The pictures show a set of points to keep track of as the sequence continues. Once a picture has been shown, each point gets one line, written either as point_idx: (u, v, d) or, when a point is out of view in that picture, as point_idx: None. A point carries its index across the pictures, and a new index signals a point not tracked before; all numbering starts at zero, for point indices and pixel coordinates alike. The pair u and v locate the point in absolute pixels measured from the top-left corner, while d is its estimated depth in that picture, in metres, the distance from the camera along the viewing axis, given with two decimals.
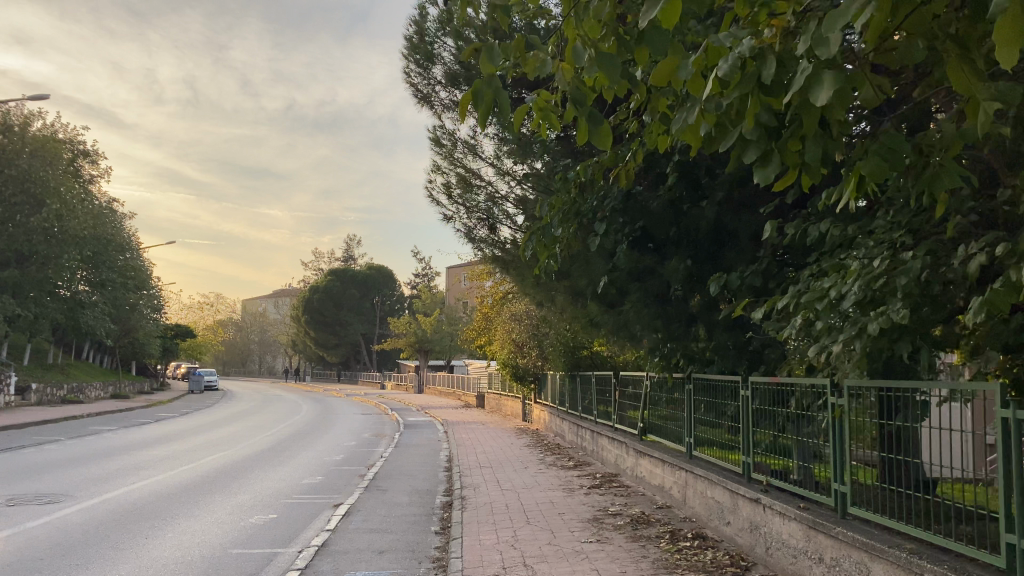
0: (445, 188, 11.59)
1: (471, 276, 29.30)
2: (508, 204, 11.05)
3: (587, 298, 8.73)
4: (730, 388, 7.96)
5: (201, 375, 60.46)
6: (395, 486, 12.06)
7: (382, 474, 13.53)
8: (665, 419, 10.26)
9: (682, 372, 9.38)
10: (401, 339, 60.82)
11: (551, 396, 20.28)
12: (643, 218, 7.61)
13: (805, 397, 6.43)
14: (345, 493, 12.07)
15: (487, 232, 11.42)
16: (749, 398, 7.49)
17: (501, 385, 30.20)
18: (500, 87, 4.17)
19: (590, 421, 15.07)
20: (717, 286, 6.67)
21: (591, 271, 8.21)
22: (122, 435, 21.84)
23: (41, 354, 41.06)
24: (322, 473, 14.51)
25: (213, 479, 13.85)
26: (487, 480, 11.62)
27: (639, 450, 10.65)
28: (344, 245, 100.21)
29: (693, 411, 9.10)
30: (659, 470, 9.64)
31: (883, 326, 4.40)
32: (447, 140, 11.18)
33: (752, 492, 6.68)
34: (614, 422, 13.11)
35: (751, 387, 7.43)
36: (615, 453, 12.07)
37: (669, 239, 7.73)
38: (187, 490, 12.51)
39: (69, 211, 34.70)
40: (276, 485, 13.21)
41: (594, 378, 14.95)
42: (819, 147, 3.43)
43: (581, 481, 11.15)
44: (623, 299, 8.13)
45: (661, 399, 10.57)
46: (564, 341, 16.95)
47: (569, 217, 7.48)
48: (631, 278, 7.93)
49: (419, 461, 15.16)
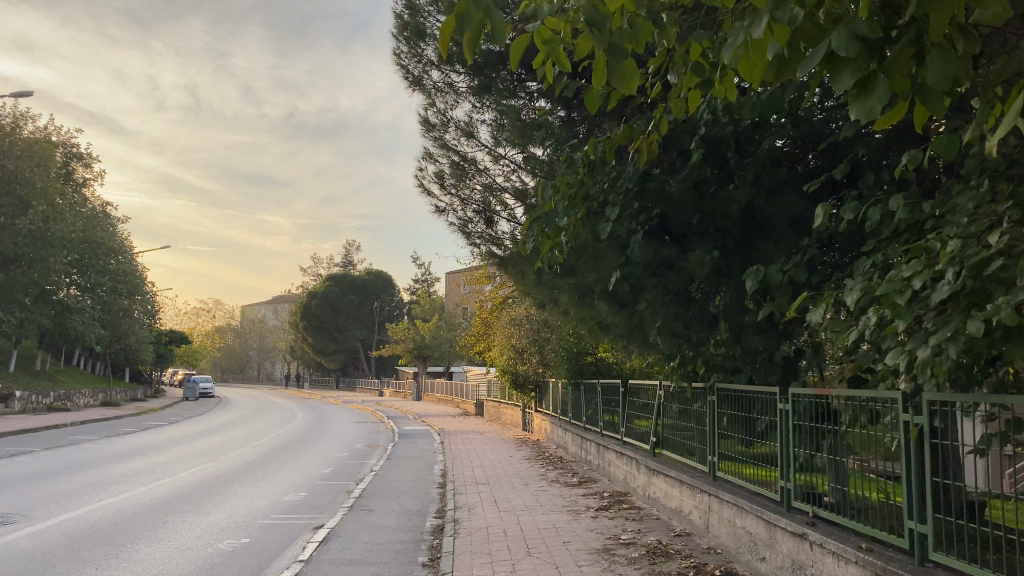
0: (438, 178, 10.61)
1: (470, 281, 28.35)
2: (506, 195, 10.06)
3: (595, 297, 7.68)
4: (765, 401, 6.91)
5: (196, 382, 59.39)
6: (382, 507, 10.99)
7: (371, 491, 12.47)
8: (683, 434, 9.21)
9: (702, 381, 8.34)
10: (400, 345, 59.83)
11: (552, 405, 19.22)
12: (661, 204, 6.56)
13: (861, 413, 5.33)
14: (329, 512, 11.03)
15: (484, 226, 10.54)
16: (787, 412, 6.44)
17: (501, 392, 29.15)
18: (493, 5, 3.12)
19: (595, 433, 14.03)
20: (754, 281, 5.66)
21: (601, 264, 7.18)
22: (102, 446, 20.77)
23: (28, 360, 39.94)
24: (307, 489, 13.45)
25: (188, 495, 12.78)
26: (483, 500, 10.55)
27: (652, 468, 9.58)
28: (345, 251, 99.30)
29: (717, 425, 8.06)
30: (676, 492, 8.56)
31: (1000, 322, 3.35)
32: (438, 122, 10.42)
33: (796, 524, 5.62)
34: (622, 435, 12.05)
35: (792, 400, 6.35)
36: (624, 469, 11.00)
37: (692, 228, 6.69)
38: (157, 509, 11.43)
39: (57, 214, 33.82)
40: (254, 503, 12.13)
41: (599, 386, 13.90)
42: (947, 65, 2.42)
43: (587, 502, 10.07)
44: (638, 296, 7.08)
45: (676, 412, 9.54)
46: (567, 347, 15.90)
47: (576, 200, 6.46)
48: (648, 273, 6.89)
49: (412, 476, 14.07)
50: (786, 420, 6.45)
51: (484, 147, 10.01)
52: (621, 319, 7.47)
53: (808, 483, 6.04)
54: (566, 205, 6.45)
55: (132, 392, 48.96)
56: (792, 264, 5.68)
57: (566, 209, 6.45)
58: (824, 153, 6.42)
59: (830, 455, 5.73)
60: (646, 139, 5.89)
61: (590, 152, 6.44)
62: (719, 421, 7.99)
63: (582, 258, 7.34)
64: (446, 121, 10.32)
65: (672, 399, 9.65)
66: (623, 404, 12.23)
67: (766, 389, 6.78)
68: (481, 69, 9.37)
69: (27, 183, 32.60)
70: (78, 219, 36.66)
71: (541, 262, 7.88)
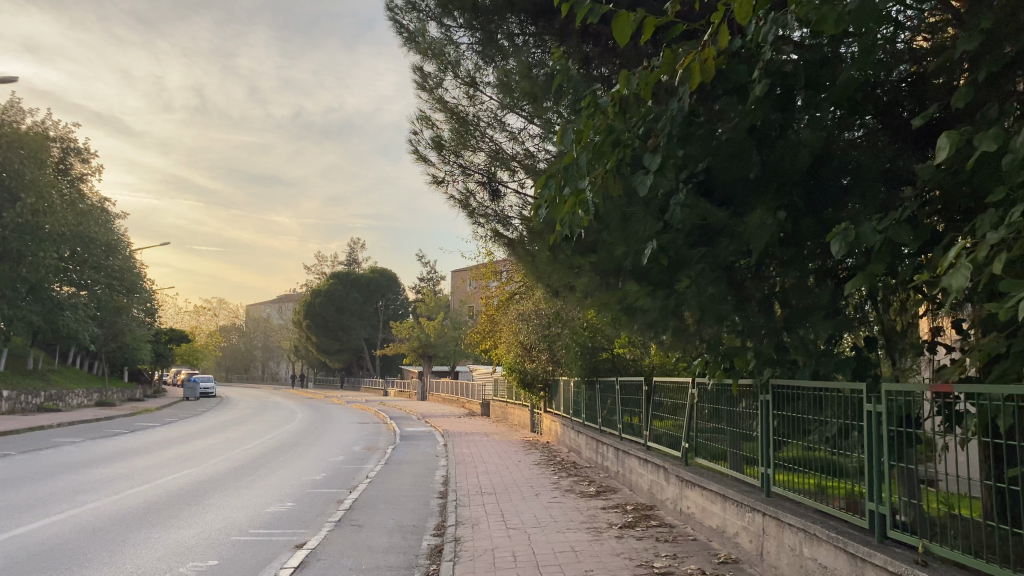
0: (435, 146, 9.30)
1: (477, 276, 27.11)
2: (514, 164, 8.71)
3: (624, 275, 6.38)
4: (845, 400, 5.56)
5: (197, 382, 58.33)
6: (373, 521, 9.70)
7: (363, 502, 11.16)
8: (725, 441, 7.89)
9: (751, 378, 7.03)
10: (404, 344, 58.54)
11: (563, 405, 17.91)
12: (709, 154, 5.26)
13: (996, 420, 4.01)
14: (312, 528, 9.74)
15: (490, 200, 9.30)
16: (877, 416, 5.12)
17: (508, 393, 27.83)
18: None
19: (612, 436, 12.72)
20: (843, 244, 4.33)
21: (633, 234, 5.88)
22: (85, 449, 19.57)
23: (21, 359, 38.84)
24: (293, 499, 12.17)
25: (161, 506, 11.48)
26: (488, 515, 9.23)
27: (684, 476, 8.25)
28: (350, 250, 98.26)
29: (771, 431, 6.76)
30: (717, 509, 7.24)
31: None
32: (436, 82, 9.11)
33: (900, 563, 4.35)
34: (645, 439, 10.73)
35: (886, 400, 4.99)
36: (649, 479, 9.66)
37: (747, 186, 5.38)
38: (121, 524, 10.17)
39: (47, 206, 32.62)
40: (231, 516, 10.85)
41: (617, 384, 12.56)
42: None
43: (608, 518, 8.73)
44: (678, 272, 5.80)
45: (714, 415, 8.22)
46: (580, 341, 14.55)
47: (604, 147, 5.11)
48: (690, 241, 5.62)
49: (410, 484, 12.80)
50: (876, 425, 5.13)
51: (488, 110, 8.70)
52: (654, 302, 6.16)
53: (889, 498, 4.97)
54: (592, 157, 5.10)
55: (130, 392, 47.74)
56: (888, 221, 4.37)
57: (592, 160, 5.12)
58: (908, 93, 5.16)
59: (912, 467, 4.71)
60: (699, 55, 4.58)
61: (620, 87, 5.03)
62: (774, 426, 6.68)
63: (609, 227, 6.05)
64: (443, 80, 9.03)
65: (710, 400, 8.32)
66: (646, 403, 10.88)
67: (850, 386, 5.43)
68: (486, 17, 8.03)
69: (15, 174, 31.49)
70: (70, 213, 35.47)
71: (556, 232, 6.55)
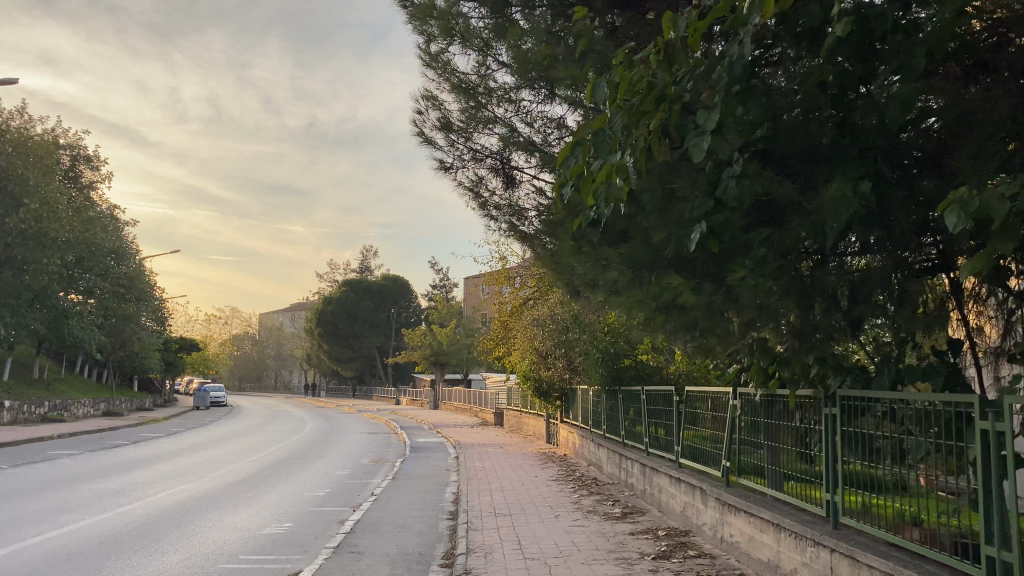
0: (440, 127, 8.35)
1: (489, 281, 26.19)
2: (531, 151, 7.75)
3: (665, 269, 5.41)
4: (949, 415, 4.54)
5: (207, 391, 57.58)
6: (375, 548, 8.73)
7: (367, 525, 10.18)
8: (774, 459, 6.90)
9: (810, 388, 6.03)
10: (416, 352, 57.62)
11: (581, 415, 16.94)
12: (774, 116, 4.32)
13: None
14: (309, 553, 8.78)
15: (502, 188, 8.36)
16: (1000, 437, 4.10)
17: (522, 402, 26.82)
18: None
19: (637, 450, 11.72)
20: (959, 219, 3.33)
21: (675, 217, 4.94)
22: (81, 461, 18.73)
23: (27, 369, 38.15)
24: (293, 519, 11.22)
25: (148, 528, 10.56)
26: (503, 542, 8.26)
27: (726, 499, 7.26)
28: (362, 258, 97.61)
29: (837, 451, 5.73)
30: (769, 539, 6.24)
31: None
32: (440, 61, 8.09)
33: None
34: (675, 455, 9.74)
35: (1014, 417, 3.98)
36: (682, 500, 8.67)
37: (819, 155, 4.44)
38: (99, 549, 9.24)
39: (52, 212, 31.88)
40: (223, 538, 9.94)
41: (642, 394, 11.58)
42: None
43: (639, 546, 7.72)
44: (732, 261, 4.83)
45: (759, 430, 7.23)
46: (599, 347, 13.56)
47: (645, 107, 4.13)
48: (748, 222, 4.66)
49: (418, 502, 11.84)
50: (998, 447, 4.12)
51: (501, 89, 7.69)
52: (700, 297, 5.19)
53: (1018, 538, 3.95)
54: (632, 117, 4.15)
55: (139, 401, 47.00)
56: (1018, 185, 3.38)
57: (629, 122, 4.17)
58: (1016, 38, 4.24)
59: None
60: None
61: (665, 31, 4.09)
62: (841, 445, 5.66)
63: (646, 208, 5.09)
64: (446, 58, 8.00)
65: (754, 412, 7.31)
66: (676, 415, 9.87)
67: (960, 400, 4.41)
68: None
69: (19, 179, 30.80)
70: (77, 219, 34.82)
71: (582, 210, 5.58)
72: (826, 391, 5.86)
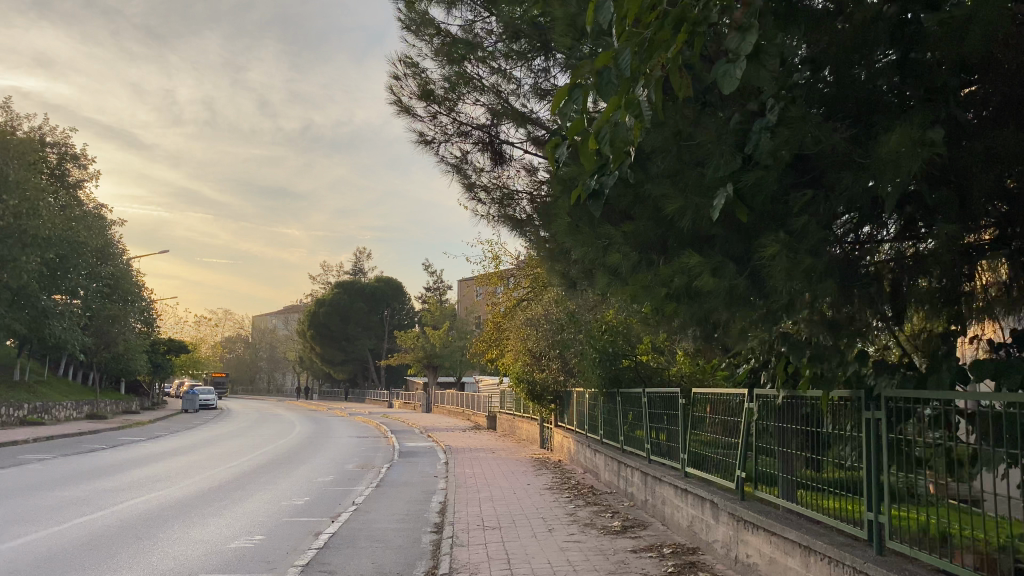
0: (420, 98, 7.52)
1: (482, 280, 25.32)
2: (523, 123, 6.97)
3: (684, 249, 4.57)
4: None
5: (196, 394, 56.49)
6: (349, 567, 7.85)
7: (344, 538, 9.32)
8: (795, 469, 6.06)
9: (846, 387, 5.17)
10: (409, 355, 56.71)
11: (577, 419, 16.09)
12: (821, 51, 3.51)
13: None
14: (277, 571, 7.90)
15: (490, 166, 7.57)
16: None
17: (515, 405, 25.99)
18: None
19: (637, 457, 10.87)
20: None
21: (694, 182, 4.12)
22: (52, 466, 17.81)
23: (8, 371, 37.12)
24: (264, 531, 10.33)
25: (106, 542, 9.67)
26: (490, 559, 7.41)
27: (741, 515, 6.42)
28: (356, 259, 96.70)
29: (880, 461, 4.86)
30: (795, 563, 5.40)
31: None
32: (420, 24, 7.25)
33: None
34: (681, 464, 8.89)
35: None
36: (689, 514, 7.84)
37: (875, 101, 3.62)
38: (45, 566, 8.34)
39: (33, 209, 30.94)
40: (184, 554, 9.05)
41: (644, 396, 10.73)
42: None
43: (642, 566, 6.89)
44: (760, 236, 4.03)
45: (779, 436, 6.39)
46: (596, 347, 12.69)
47: (660, 37, 3.31)
48: (784, 186, 3.87)
49: (402, 514, 10.98)
50: None
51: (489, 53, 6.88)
52: (721, 282, 4.37)
53: None
54: (642, 50, 3.33)
55: (126, 403, 46.01)
56: None
57: (640, 60, 3.35)
58: None
59: None
60: None
61: None
62: (885, 454, 4.79)
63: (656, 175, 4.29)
64: (426, 19, 7.16)
65: (774, 418, 6.46)
66: (681, 419, 9.03)
67: None
68: None
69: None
70: (59, 216, 33.82)
71: (585, 176, 4.80)
72: (867, 392, 5.00)
